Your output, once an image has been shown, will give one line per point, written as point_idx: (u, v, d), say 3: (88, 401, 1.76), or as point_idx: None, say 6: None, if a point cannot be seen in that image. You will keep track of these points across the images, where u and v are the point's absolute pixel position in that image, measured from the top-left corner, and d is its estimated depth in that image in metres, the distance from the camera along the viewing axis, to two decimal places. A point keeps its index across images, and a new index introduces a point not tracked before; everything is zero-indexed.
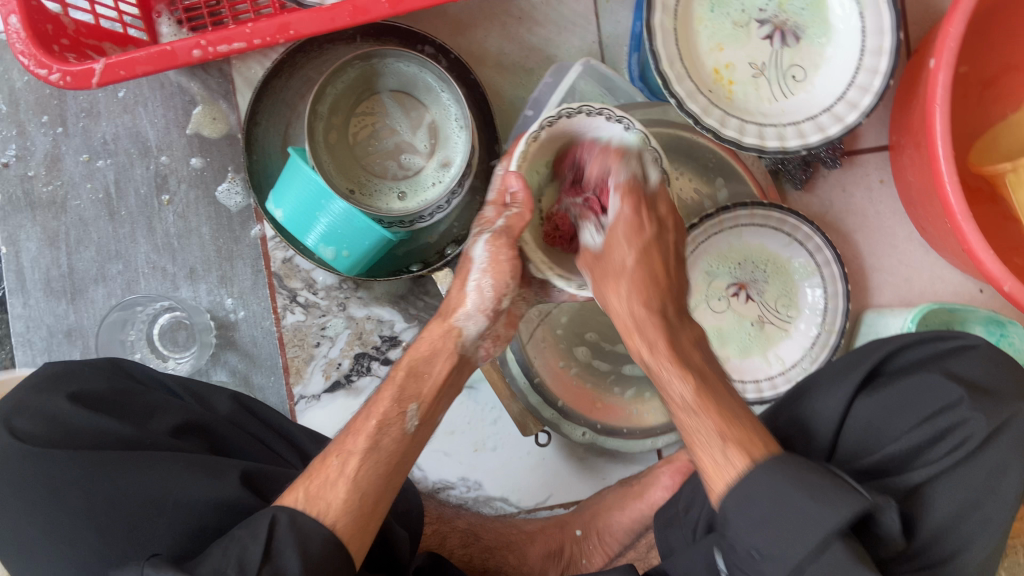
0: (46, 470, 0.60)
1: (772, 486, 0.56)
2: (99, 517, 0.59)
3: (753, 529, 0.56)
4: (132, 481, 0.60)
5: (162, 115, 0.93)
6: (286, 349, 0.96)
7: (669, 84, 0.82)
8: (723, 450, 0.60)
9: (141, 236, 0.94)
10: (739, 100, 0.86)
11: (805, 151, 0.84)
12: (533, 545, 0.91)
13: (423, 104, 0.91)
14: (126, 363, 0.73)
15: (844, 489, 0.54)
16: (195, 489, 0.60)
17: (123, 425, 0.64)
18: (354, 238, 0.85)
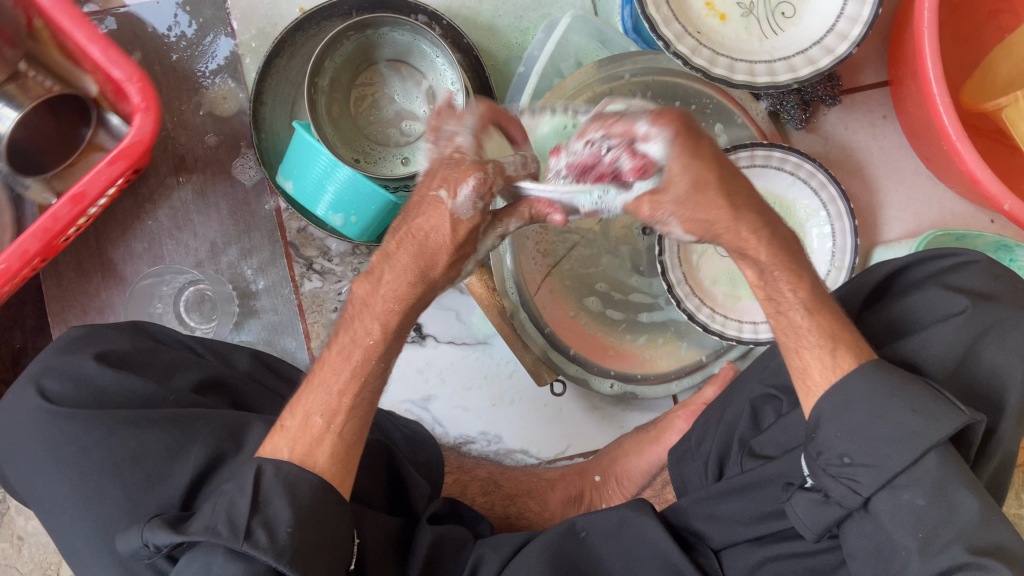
0: (76, 427, 0.63)
1: (871, 392, 0.56)
2: (124, 473, 0.62)
3: (845, 435, 0.56)
4: (154, 439, 0.63)
5: (176, 97, 0.98)
6: (306, 314, 0.99)
7: (656, 27, 0.83)
8: (833, 352, 0.59)
9: (164, 215, 0.99)
10: (729, 41, 0.87)
11: (797, 84, 0.84)
12: (554, 491, 0.94)
13: (420, 72, 0.93)
14: (150, 327, 0.75)
15: (946, 404, 0.54)
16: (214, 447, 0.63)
17: (147, 383, 0.67)
18: (362, 204, 0.88)
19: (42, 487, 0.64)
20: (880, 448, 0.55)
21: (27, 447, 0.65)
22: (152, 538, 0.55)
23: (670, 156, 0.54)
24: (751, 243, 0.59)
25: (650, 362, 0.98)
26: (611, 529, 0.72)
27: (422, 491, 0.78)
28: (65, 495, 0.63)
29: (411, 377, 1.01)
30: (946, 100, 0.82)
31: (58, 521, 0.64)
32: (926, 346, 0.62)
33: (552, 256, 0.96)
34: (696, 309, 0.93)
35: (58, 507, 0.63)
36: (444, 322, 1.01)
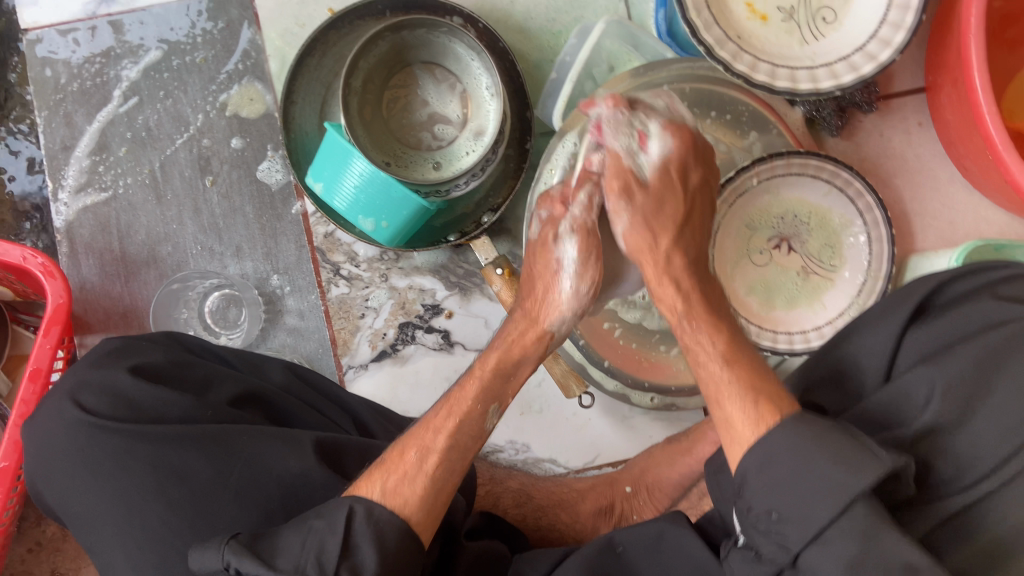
0: (116, 442, 0.62)
1: (793, 444, 0.53)
2: (166, 490, 0.61)
3: (779, 492, 0.52)
4: (194, 457, 0.62)
5: (202, 99, 0.96)
6: (332, 320, 0.98)
7: (697, 32, 0.81)
8: (755, 408, 0.57)
9: (189, 218, 0.97)
10: (769, 46, 0.85)
11: (839, 91, 0.83)
12: (585, 502, 0.92)
13: (454, 75, 0.92)
14: (183, 338, 0.75)
15: (868, 450, 0.50)
16: (256, 462, 0.62)
17: (184, 397, 0.66)
18: (393, 208, 0.86)
19: (80, 501, 0.62)
20: (809, 502, 0.50)
21: (65, 461, 0.63)
22: (239, 562, 0.51)
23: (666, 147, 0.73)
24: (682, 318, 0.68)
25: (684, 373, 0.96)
26: (649, 542, 0.70)
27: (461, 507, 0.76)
28: (103, 510, 0.61)
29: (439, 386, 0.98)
30: (993, 109, 0.80)
31: (95, 537, 0.62)
32: (983, 347, 0.58)
33: None
34: None
35: (96, 526, 0.62)
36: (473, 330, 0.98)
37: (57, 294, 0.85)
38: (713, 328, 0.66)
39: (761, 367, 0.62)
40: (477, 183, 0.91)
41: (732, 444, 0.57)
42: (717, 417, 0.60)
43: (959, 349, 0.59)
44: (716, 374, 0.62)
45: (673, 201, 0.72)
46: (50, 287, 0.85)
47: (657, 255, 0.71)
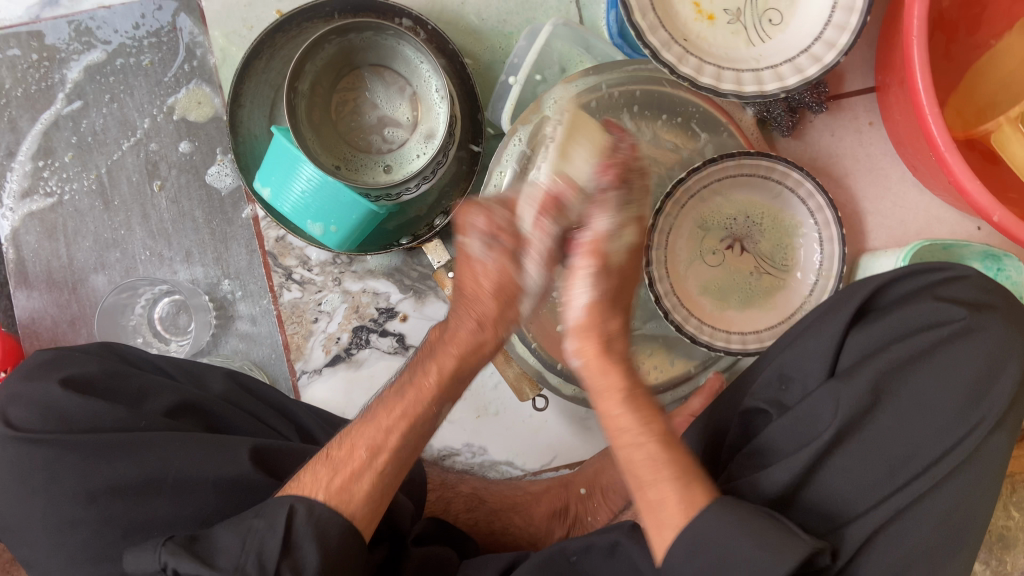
0: (46, 454, 0.61)
1: (716, 526, 0.54)
2: (98, 502, 0.60)
3: (714, 566, 0.53)
4: (127, 467, 0.61)
5: (149, 102, 0.95)
6: (285, 325, 0.97)
7: (642, 35, 0.81)
8: (684, 482, 0.56)
9: (137, 224, 0.96)
10: (715, 49, 0.85)
11: (785, 94, 0.83)
12: (539, 504, 0.92)
13: (403, 78, 0.92)
14: (120, 348, 0.74)
15: (786, 533, 0.53)
16: (191, 467, 0.62)
17: (118, 408, 0.65)
18: (342, 214, 0.86)
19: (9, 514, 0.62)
20: (747, 566, 0.52)
21: None
22: (175, 562, 0.53)
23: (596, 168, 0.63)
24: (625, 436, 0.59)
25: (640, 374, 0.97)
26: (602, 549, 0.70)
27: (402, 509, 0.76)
28: (35, 522, 0.60)
29: None
30: (934, 110, 0.81)
31: (27, 548, 0.61)
32: (905, 354, 0.62)
33: None
34: (684, 320, 0.94)
35: (28, 538, 0.61)
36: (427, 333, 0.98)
37: None
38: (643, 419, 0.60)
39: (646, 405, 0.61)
40: (428, 187, 0.91)
41: (659, 528, 0.56)
42: (640, 500, 0.58)
43: (885, 352, 0.62)
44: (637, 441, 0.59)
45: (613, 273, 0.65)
46: None
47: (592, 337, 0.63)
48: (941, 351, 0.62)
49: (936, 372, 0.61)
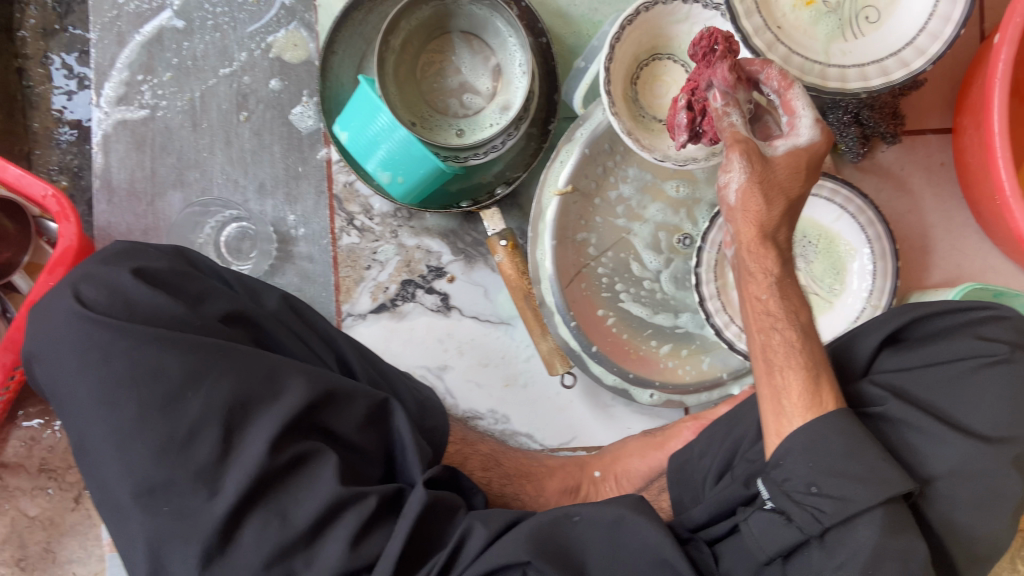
0: (101, 334, 0.65)
1: (827, 443, 0.63)
2: (139, 388, 0.64)
3: (813, 470, 0.62)
4: (172, 359, 0.65)
5: (250, 37, 1.00)
6: (339, 268, 1.02)
7: (738, 19, 0.84)
8: (789, 397, 0.66)
9: (219, 149, 1.01)
10: (809, 38, 0.88)
11: (867, 93, 0.86)
12: (551, 478, 0.93)
13: (489, 48, 0.95)
14: (191, 253, 0.77)
15: (886, 476, 0.61)
16: (230, 378, 0.66)
17: (178, 306, 0.68)
18: (410, 167, 0.90)
19: (62, 385, 0.66)
20: (847, 484, 0.61)
21: (53, 350, 0.66)
22: None
23: (790, 141, 0.71)
24: (778, 377, 0.67)
25: (669, 372, 0.98)
26: (607, 525, 0.73)
27: (415, 459, 0.74)
28: (83, 398, 0.65)
29: (430, 346, 1.02)
30: (1007, 157, 0.82)
31: (74, 419, 0.65)
32: (938, 382, 0.66)
33: (592, 245, 0.96)
34: (725, 325, 0.95)
35: (75, 408, 0.65)
36: (471, 297, 1.03)
37: (66, 236, 0.90)
38: (791, 325, 0.68)
39: (815, 340, 0.69)
40: (495, 155, 0.94)
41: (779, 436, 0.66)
42: (766, 387, 0.68)
43: (919, 377, 0.67)
44: (783, 338, 0.67)
45: (793, 180, 0.70)
46: (61, 228, 0.90)
47: (765, 232, 0.70)
48: (968, 385, 0.64)
49: (966, 406, 0.64)
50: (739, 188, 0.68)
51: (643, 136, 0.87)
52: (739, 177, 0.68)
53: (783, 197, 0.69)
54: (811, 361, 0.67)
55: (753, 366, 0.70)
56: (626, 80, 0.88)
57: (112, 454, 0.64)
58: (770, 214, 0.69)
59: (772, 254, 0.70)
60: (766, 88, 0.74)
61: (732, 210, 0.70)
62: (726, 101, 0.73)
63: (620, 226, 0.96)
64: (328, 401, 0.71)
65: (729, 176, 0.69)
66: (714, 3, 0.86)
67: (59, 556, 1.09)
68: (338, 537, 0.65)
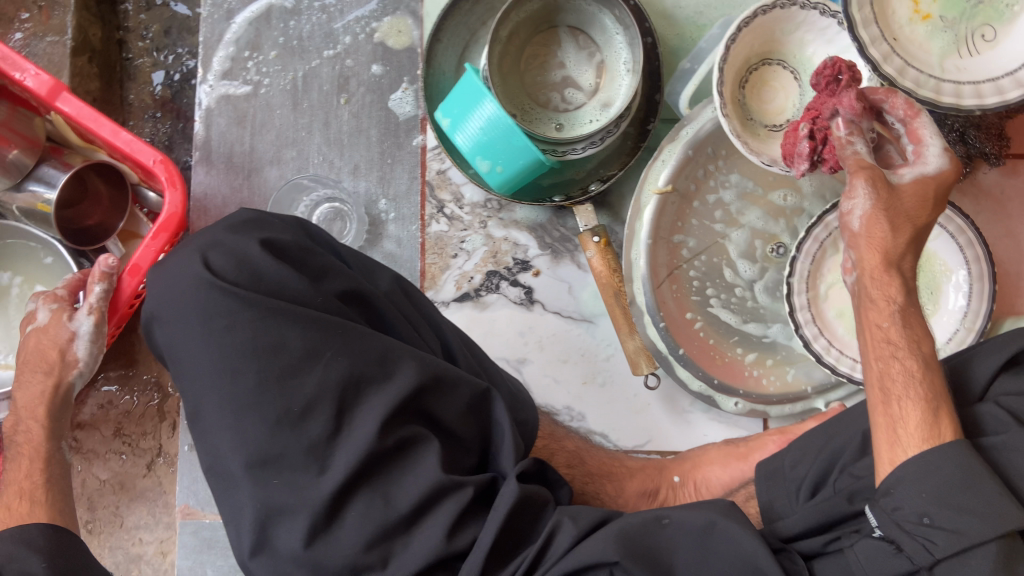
0: (227, 302, 0.66)
1: (942, 469, 0.62)
2: (260, 360, 0.65)
3: (927, 499, 0.61)
4: (294, 334, 0.66)
5: (356, 21, 1.02)
6: (426, 254, 1.02)
7: (855, 28, 0.83)
8: (904, 422, 0.65)
9: (318, 129, 1.02)
10: (923, 53, 0.87)
11: (981, 111, 0.84)
12: (632, 480, 0.92)
13: (595, 45, 0.95)
14: (313, 228, 0.78)
15: (1007, 506, 0.59)
16: (348, 356, 0.67)
17: (301, 282, 0.69)
18: (510, 156, 0.90)
19: (185, 350, 0.67)
20: (961, 516, 0.60)
21: (178, 315, 0.67)
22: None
23: (918, 169, 0.72)
24: (895, 404, 0.66)
25: (754, 381, 0.97)
26: (697, 533, 0.68)
27: (512, 449, 0.73)
28: (204, 364, 0.66)
29: (511, 338, 1.02)
30: None
31: (193, 383, 0.67)
32: None
33: (687, 247, 0.96)
34: (813, 337, 0.93)
35: (195, 373, 0.66)
36: (555, 292, 1.03)
37: (173, 204, 0.93)
38: (909, 350, 0.68)
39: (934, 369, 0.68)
40: (593, 152, 0.94)
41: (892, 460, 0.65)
42: (883, 416, 0.67)
43: None
44: (904, 365, 0.67)
45: (918, 210, 0.71)
46: (168, 196, 0.93)
47: (889, 260, 0.71)
48: None
49: None
50: (863, 214, 0.71)
51: (752, 141, 0.86)
52: (865, 203, 0.70)
53: (909, 224, 0.71)
54: (932, 391, 0.66)
55: (869, 390, 0.70)
56: (735, 83, 0.88)
57: (229, 422, 0.65)
58: (896, 242, 0.71)
59: (890, 277, 0.71)
60: (890, 117, 0.75)
61: (855, 236, 0.72)
62: (851, 130, 0.74)
63: (717, 230, 0.96)
64: (435, 387, 0.71)
65: (852, 205, 0.71)
66: (831, 10, 0.85)
67: (127, 521, 1.10)
68: (437, 523, 0.65)
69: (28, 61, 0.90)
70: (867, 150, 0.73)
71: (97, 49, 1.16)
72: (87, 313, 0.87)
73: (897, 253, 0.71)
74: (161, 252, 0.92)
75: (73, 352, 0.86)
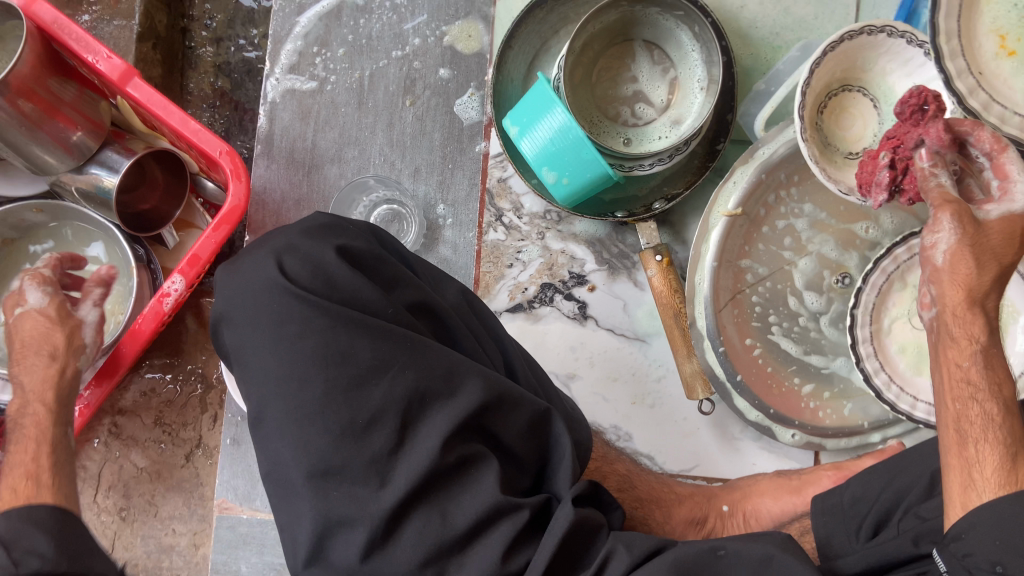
0: (299, 307, 0.65)
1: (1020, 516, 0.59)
2: (328, 367, 0.64)
3: (1003, 548, 0.59)
4: (363, 344, 0.65)
5: (427, 24, 1.01)
6: (481, 262, 1.01)
7: (942, 61, 0.81)
8: (981, 465, 0.63)
9: (381, 130, 1.01)
10: (1008, 89, 0.85)
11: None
12: (680, 507, 0.90)
13: (670, 60, 0.94)
14: (383, 233, 0.77)
15: None
16: (415, 370, 0.66)
17: (373, 291, 0.68)
18: (578, 169, 0.89)
19: (252, 354, 0.66)
20: None
21: (249, 317, 0.67)
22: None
23: (1004, 206, 0.69)
24: (970, 446, 0.64)
25: (810, 414, 0.94)
26: (756, 567, 0.62)
27: (568, 471, 0.71)
28: (270, 370, 0.65)
29: (562, 353, 1.01)
30: None
31: (257, 388, 0.66)
32: None
33: (750, 272, 0.94)
34: (873, 372, 0.91)
35: (261, 378, 0.65)
36: (610, 309, 1.01)
37: (237, 196, 0.92)
38: (990, 392, 0.66)
39: (1013, 410, 0.65)
40: (660, 169, 0.92)
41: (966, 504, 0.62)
42: (958, 458, 0.65)
43: None
44: (985, 410, 0.65)
45: (1005, 248, 0.68)
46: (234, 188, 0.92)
47: (973, 297, 0.68)
48: None
49: None
50: (947, 250, 0.68)
51: (829, 168, 0.85)
52: (949, 237, 0.68)
53: (994, 262, 0.68)
54: (1013, 438, 0.64)
55: (944, 430, 0.67)
56: (814, 106, 0.86)
57: (292, 431, 0.63)
58: (982, 279, 0.68)
59: (975, 314, 0.68)
60: (975, 150, 0.72)
61: (938, 271, 0.69)
62: (935, 162, 0.72)
63: (785, 257, 0.94)
64: (499, 404, 0.69)
65: (937, 240, 0.69)
66: (918, 40, 0.83)
67: (162, 510, 1.09)
68: (493, 544, 0.63)
69: (101, 45, 0.89)
70: (951, 182, 0.71)
71: (161, 36, 1.15)
72: (93, 305, 0.84)
73: (983, 288, 0.68)
74: (223, 244, 0.91)
75: (82, 336, 0.82)
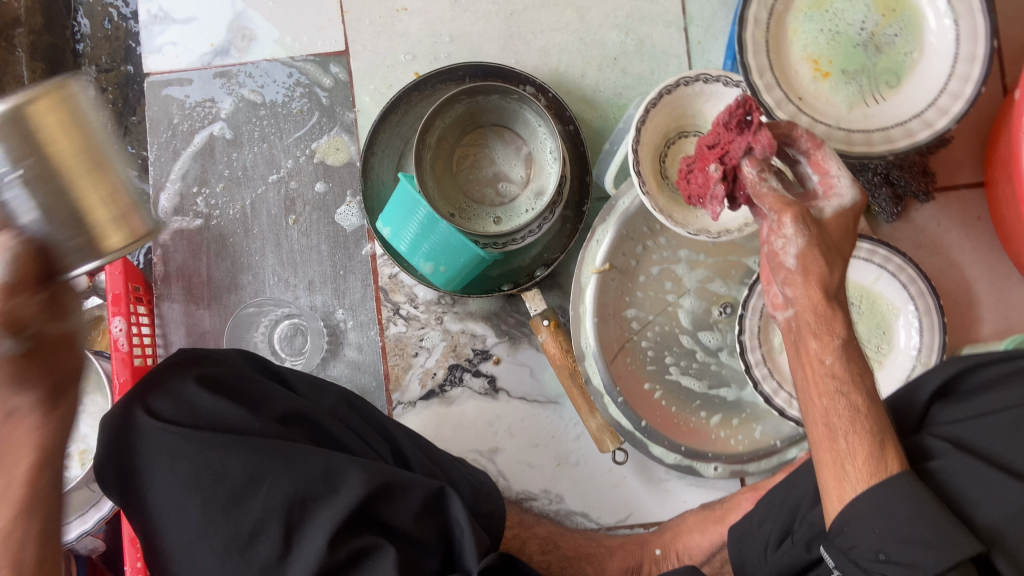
0: (166, 441, 0.68)
1: (890, 507, 0.58)
2: (204, 492, 0.67)
3: (889, 548, 0.57)
4: (234, 461, 0.67)
5: (296, 145, 1.07)
6: (387, 356, 1.04)
7: (759, 95, 0.88)
8: (852, 456, 0.60)
9: (269, 251, 1.06)
10: (831, 106, 0.91)
11: (892, 154, 0.88)
12: (612, 558, 0.92)
13: (521, 138, 1.00)
14: (251, 356, 0.81)
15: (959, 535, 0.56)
16: (290, 476, 0.68)
17: (239, 411, 0.71)
18: (452, 256, 0.93)
19: (134, 495, 0.69)
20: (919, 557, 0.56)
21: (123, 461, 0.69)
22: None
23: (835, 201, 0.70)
24: (839, 441, 0.61)
25: (722, 443, 0.97)
26: None
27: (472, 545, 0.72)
28: (154, 506, 0.68)
29: (480, 429, 1.03)
30: None
31: (146, 525, 0.68)
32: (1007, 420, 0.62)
33: (633, 320, 0.98)
34: (773, 392, 0.94)
35: (147, 515, 0.68)
36: (518, 378, 1.04)
37: None
38: (856, 382, 0.62)
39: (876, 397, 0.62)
40: (532, 240, 0.97)
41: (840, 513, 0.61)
42: (831, 457, 0.61)
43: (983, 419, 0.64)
44: (851, 403, 0.61)
45: (842, 243, 0.67)
46: None
47: (829, 293, 0.64)
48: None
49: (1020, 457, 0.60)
50: (797, 252, 0.64)
51: (677, 212, 0.90)
52: (798, 240, 0.64)
53: (839, 257, 0.66)
54: (882, 430, 0.61)
55: (815, 430, 0.63)
56: (656, 160, 0.93)
57: (185, 558, 0.66)
58: (831, 276, 0.64)
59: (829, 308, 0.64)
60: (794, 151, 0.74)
61: (788, 274, 0.65)
62: (762, 168, 0.71)
63: (668, 299, 0.98)
64: (384, 493, 0.71)
65: (787, 244, 0.65)
66: (733, 81, 0.88)
67: None
68: None
69: None
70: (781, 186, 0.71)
71: None
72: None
73: (833, 283, 0.65)
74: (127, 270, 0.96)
75: None
